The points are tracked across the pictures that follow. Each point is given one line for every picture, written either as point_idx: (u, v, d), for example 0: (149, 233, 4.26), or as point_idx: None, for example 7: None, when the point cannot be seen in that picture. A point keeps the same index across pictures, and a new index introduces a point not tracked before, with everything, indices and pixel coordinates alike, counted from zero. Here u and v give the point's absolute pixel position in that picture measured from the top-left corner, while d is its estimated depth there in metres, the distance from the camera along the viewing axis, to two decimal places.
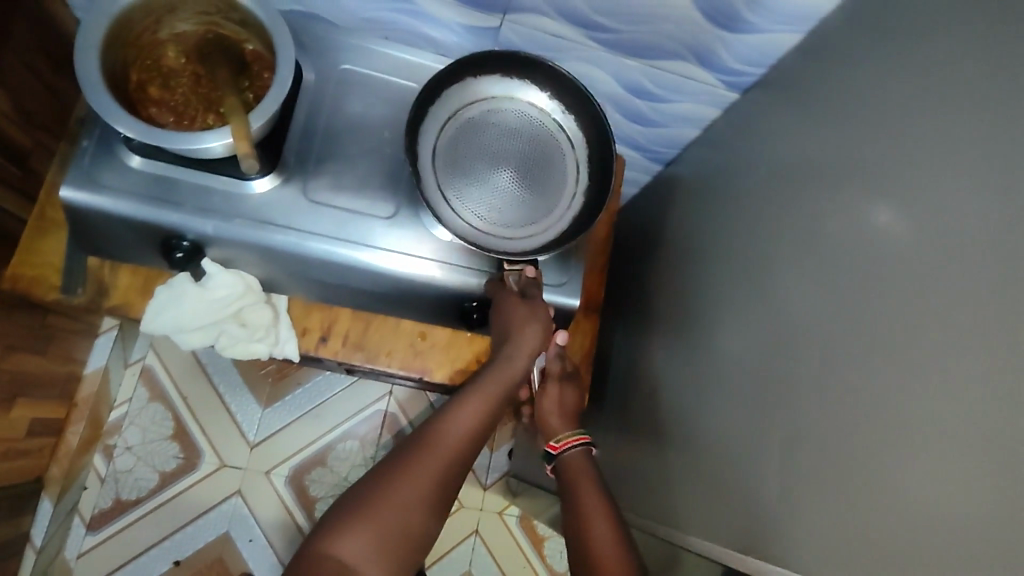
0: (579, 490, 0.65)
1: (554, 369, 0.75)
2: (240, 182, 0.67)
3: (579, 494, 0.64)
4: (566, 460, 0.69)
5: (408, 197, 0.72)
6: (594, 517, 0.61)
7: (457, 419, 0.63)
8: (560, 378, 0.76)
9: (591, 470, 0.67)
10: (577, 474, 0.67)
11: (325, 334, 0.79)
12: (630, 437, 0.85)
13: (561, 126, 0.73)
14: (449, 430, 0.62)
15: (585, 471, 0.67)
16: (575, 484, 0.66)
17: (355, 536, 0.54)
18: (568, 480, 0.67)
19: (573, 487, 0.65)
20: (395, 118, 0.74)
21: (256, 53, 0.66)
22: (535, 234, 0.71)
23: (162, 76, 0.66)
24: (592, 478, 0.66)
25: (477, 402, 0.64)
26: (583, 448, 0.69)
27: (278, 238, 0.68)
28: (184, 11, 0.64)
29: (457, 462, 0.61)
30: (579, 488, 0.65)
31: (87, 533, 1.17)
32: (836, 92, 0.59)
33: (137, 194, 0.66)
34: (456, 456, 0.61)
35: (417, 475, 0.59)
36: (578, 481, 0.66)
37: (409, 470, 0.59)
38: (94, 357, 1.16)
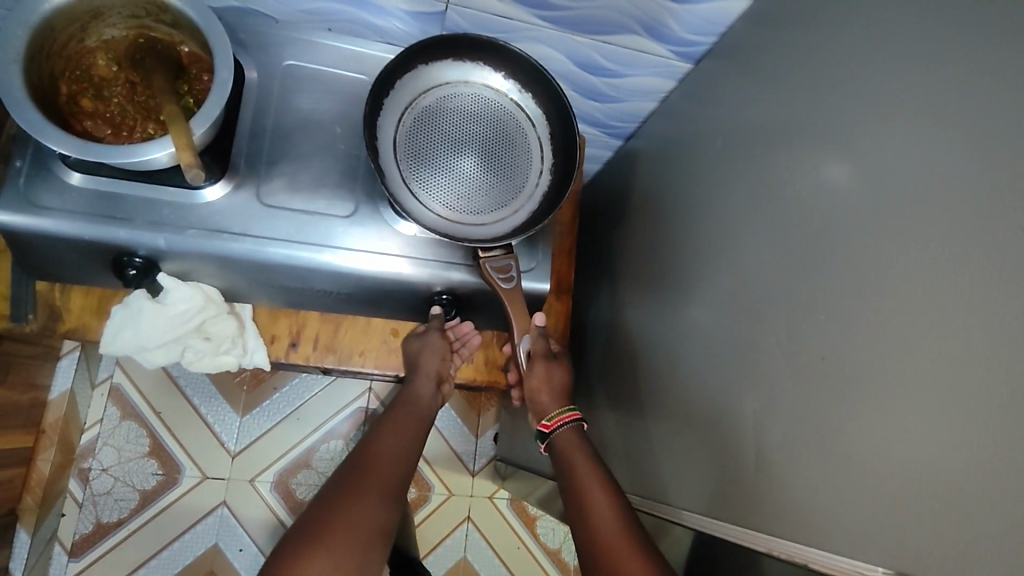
0: (572, 462, 0.65)
1: (539, 349, 0.73)
2: (189, 192, 0.65)
3: (572, 466, 0.65)
4: (558, 437, 0.69)
5: (367, 194, 0.70)
6: (589, 483, 0.62)
7: (385, 441, 0.66)
8: (545, 358, 0.73)
9: (584, 443, 0.68)
10: (569, 447, 0.67)
11: (295, 338, 0.78)
12: (610, 414, 0.86)
13: (519, 105, 0.72)
14: (380, 451, 0.65)
15: (577, 442, 0.68)
16: (569, 457, 0.66)
17: (309, 549, 0.53)
18: (561, 457, 0.67)
19: (567, 459, 0.66)
20: (346, 114, 0.72)
21: (192, 55, 0.64)
22: (506, 217, 0.70)
23: (94, 87, 0.63)
24: (584, 449, 0.67)
25: (401, 419, 0.69)
26: (574, 424, 0.70)
27: (235, 245, 0.66)
28: (111, 16, 0.61)
29: (396, 477, 0.63)
30: (571, 460, 0.66)
31: (70, 560, 1.15)
32: (789, 57, 0.59)
33: (81, 212, 0.63)
34: (393, 470, 0.63)
35: (359, 491, 0.59)
36: (571, 453, 0.66)
37: (353, 486, 0.59)
38: (58, 381, 1.13)
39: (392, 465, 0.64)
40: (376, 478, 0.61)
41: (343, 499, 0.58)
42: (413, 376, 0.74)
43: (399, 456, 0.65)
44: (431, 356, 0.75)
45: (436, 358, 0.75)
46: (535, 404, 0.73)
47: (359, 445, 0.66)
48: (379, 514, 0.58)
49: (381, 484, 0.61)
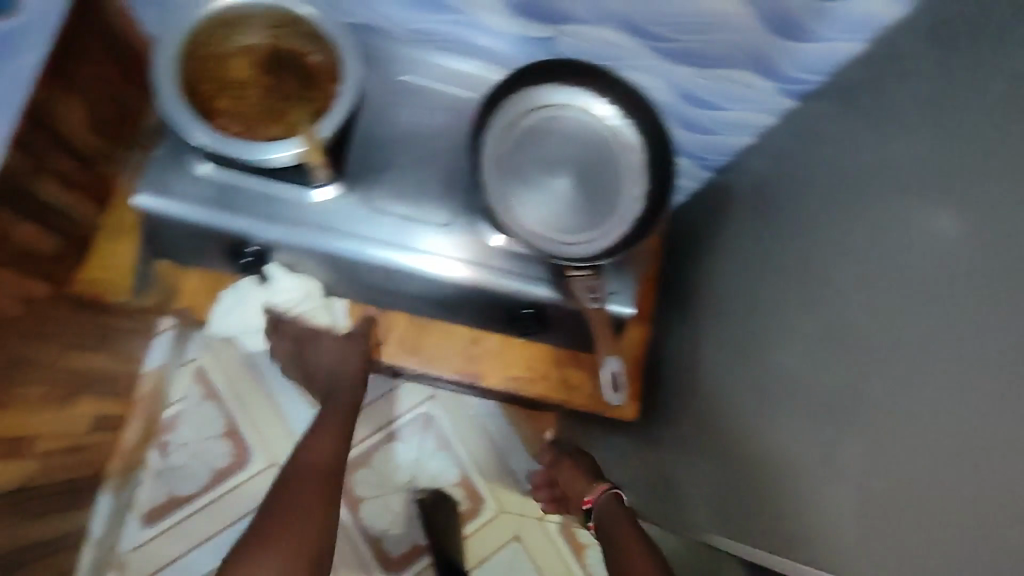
0: (618, 532, 0.76)
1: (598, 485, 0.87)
2: (303, 191, 0.69)
3: (615, 529, 0.77)
4: (598, 506, 0.84)
5: (464, 205, 0.73)
6: (627, 542, 0.73)
7: (320, 447, 0.71)
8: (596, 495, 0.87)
9: (626, 514, 0.80)
10: (612, 516, 0.80)
11: (383, 339, 0.81)
12: (701, 460, 0.85)
13: (619, 131, 0.72)
14: (314, 456, 0.70)
15: (617, 514, 0.80)
16: (611, 524, 0.78)
17: (271, 553, 0.59)
18: (605, 528, 0.79)
19: (610, 529, 0.78)
20: (452, 128, 0.75)
21: (321, 65, 0.68)
22: (595, 239, 0.70)
23: (232, 88, 0.68)
24: (624, 517, 0.78)
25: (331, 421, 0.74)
26: (612, 495, 0.84)
27: (341, 244, 0.70)
28: (254, 24, 0.66)
29: (332, 479, 0.68)
30: (617, 527, 0.77)
31: (142, 527, 1.22)
32: (889, 95, 0.57)
33: (208, 202, 0.68)
34: (333, 473, 0.69)
35: (300, 500, 0.64)
36: (616, 522, 0.78)
37: (296, 492, 0.65)
38: (153, 354, 1.20)
39: (332, 470, 0.69)
40: (314, 482, 0.66)
41: (293, 494, 0.65)
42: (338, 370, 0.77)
43: (333, 459, 0.70)
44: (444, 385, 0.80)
45: (358, 358, 0.79)
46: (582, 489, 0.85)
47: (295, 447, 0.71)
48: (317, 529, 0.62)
49: (320, 493, 0.66)
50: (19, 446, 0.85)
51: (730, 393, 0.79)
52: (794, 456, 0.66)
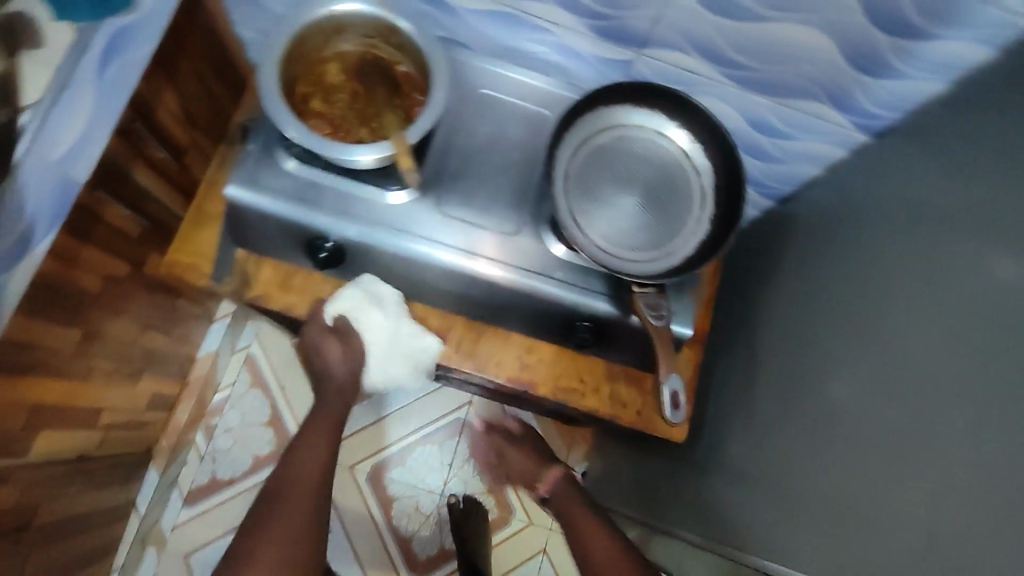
0: (576, 514, 0.83)
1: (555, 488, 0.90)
2: (380, 192, 0.73)
3: (573, 515, 0.83)
4: (552, 493, 0.89)
5: (532, 217, 0.75)
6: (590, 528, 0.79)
7: (310, 450, 0.77)
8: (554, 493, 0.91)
9: (576, 493, 0.87)
10: (563, 496, 0.87)
11: (441, 339, 0.81)
12: (717, 479, 0.86)
13: (688, 155, 0.74)
14: (303, 462, 0.76)
15: (570, 495, 0.87)
16: (565, 503, 0.86)
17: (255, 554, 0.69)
18: (563, 511, 0.85)
19: (568, 514, 0.84)
20: (524, 141, 0.78)
21: (407, 74, 0.71)
22: (660, 258, 0.72)
23: (323, 91, 0.71)
24: (569, 485, 0.89)
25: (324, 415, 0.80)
26: (562, 478, 0.90)
27: (413, 246, 0.73)
28: (350, 33, 0.70)
29: (321, 484, 0.75)
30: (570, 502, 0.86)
31: (183, 506, 1.26)
32: (972, 137, 0.57)
33: (292, 197, 0.71)
34: (319, 480, 0.75)
35: (293, 499, 0.73)
36: (568, 501, 0.86)
37: (287, 496, 0.73)
38: (209, 340, 1.26)
39: (318, 476, 0.75)
40: (304, 488, 0.74)
41: (283, 500, 0.73)
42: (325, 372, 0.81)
43: (319, 465, 0.76)
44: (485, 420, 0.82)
45: (341, 360, 0.81)
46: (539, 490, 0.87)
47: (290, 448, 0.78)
48: (305, 528, 0.71)
49: (305, 493, 0.74)
50: (80, 415, 0.88)
51: (769, 421, 0.79)
52: (834, 491, 0.65)
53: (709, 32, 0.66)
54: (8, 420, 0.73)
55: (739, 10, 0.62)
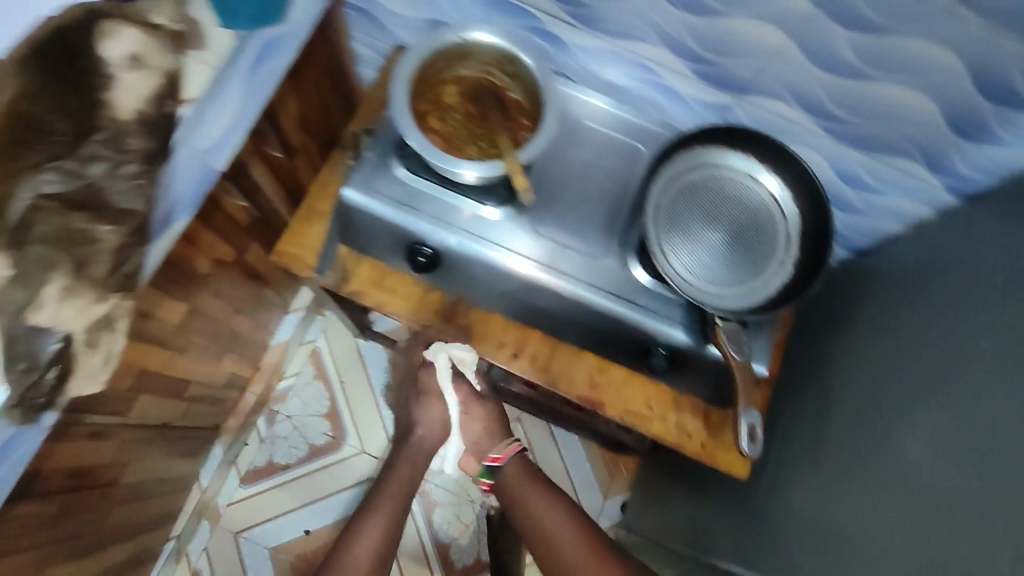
0: (529, 500, 0.82)
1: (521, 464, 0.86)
2: (479, 206, 0.78)
3: (525, 499, 0.82)
4: (506, 472, 0.86)
5: (619, 244, 0.79)
6: (545, 511, 0.81)
7: (368, 533, 0.77)
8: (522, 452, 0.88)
9: (528, 477, 0.85)
10: (519, 485, 0.84)
11: (517, 351, 0.85)
12: (764, 522, 0.87)
13: (776, 198, 0.76)
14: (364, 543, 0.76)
15: (525, 484, 0.84)
16: (521, 494, 0.83)
17: None
18: (513, 494, 0.83)
19: (519, 497, 0.83)
20: (618, 172, 0.82)
21: (517, 101, 0.77)
22: (742, 294, 0.74)
23: (439, 109, 0.77)
24: (526, 478, 0.85)
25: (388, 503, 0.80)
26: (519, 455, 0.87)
27: (506, 259, 0.77)
28: (470, 59, 0.76)
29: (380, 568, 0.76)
30: (526, 498, 0.82)
31: (239, 486, 1.31)
32: None
33: (400, 204, 0.77)
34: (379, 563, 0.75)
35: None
36: (523, 492, 0.83)
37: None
38: (283, 329, 1.34)
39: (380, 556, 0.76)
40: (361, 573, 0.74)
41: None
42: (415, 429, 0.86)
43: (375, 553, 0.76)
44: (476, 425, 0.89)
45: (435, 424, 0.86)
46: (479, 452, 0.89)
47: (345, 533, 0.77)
48: None
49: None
50: (174, 385, 0.95)
51: (832, 468, 0.79)
52: (890, 541, 0.65)
53: (812, 84, 0.70)
54: (122, 380, 0.80)
55: (846, 67, 0.66)
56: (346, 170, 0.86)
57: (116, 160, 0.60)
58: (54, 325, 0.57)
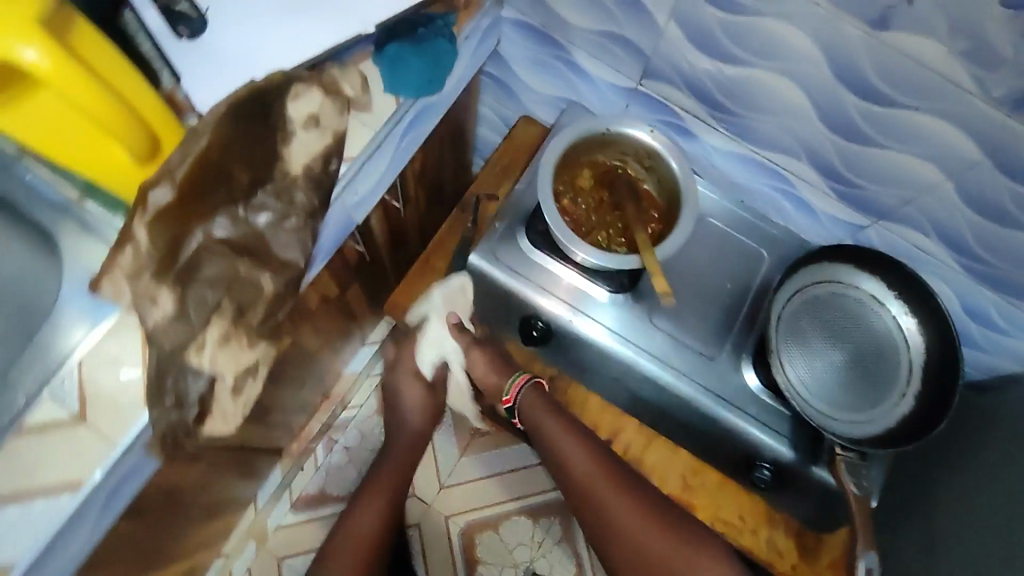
0: (548, 433, 0.80)
1: (534, 397, 0.82)
2: (599, 291, 0.78)
3: (543, 425, 0.80)
4: (520, 402, 0.82)
5: (732, 347, 0.79)
6: (566, 444, 0.79)
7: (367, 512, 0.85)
8: (536, 389, 0.82)
9: (545, 404, 0.81)
10: (535, 413, 0.81)
11: (612, 438, 0.85)
12: None
13: (901, 326, 0.74)
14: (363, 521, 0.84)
15: (540, 410, 0.81)
16: (537, 416, 0.80)
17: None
18: (530, 417, 0.81)
19: (538, 423, 0.80)
20: (738, 273, 0.82)
21: (648, 192, 0.78)
22: (859, 420, 0.73)
23: (573, 191, 0.78)
24: (545, 405, 0.81)
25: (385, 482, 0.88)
26: (532, 386, 0.82)
27: (620, 348, 0.77)
28: (609, 147, 0.78)
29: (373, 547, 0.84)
30: (542, 421, 0.80)
31: (289, 510, 1.32)
32: None
33: (525, 276, 0.79)
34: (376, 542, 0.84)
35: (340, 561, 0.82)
36: (539, 415, 0.80)
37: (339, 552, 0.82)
38: (355, 361, 1.36)
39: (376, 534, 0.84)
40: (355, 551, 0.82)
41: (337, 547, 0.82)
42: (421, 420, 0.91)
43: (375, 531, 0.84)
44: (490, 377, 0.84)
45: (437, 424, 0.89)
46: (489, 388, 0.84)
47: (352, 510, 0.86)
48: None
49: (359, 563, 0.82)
50: (261, 412, 0.97)
51: None
52: None
53: (960, 223, 0.69)
54: None
55: (1001, 213, 0.65)
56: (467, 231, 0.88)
57: (281, 212, 0.63)
58: (210, 368, 0.61)
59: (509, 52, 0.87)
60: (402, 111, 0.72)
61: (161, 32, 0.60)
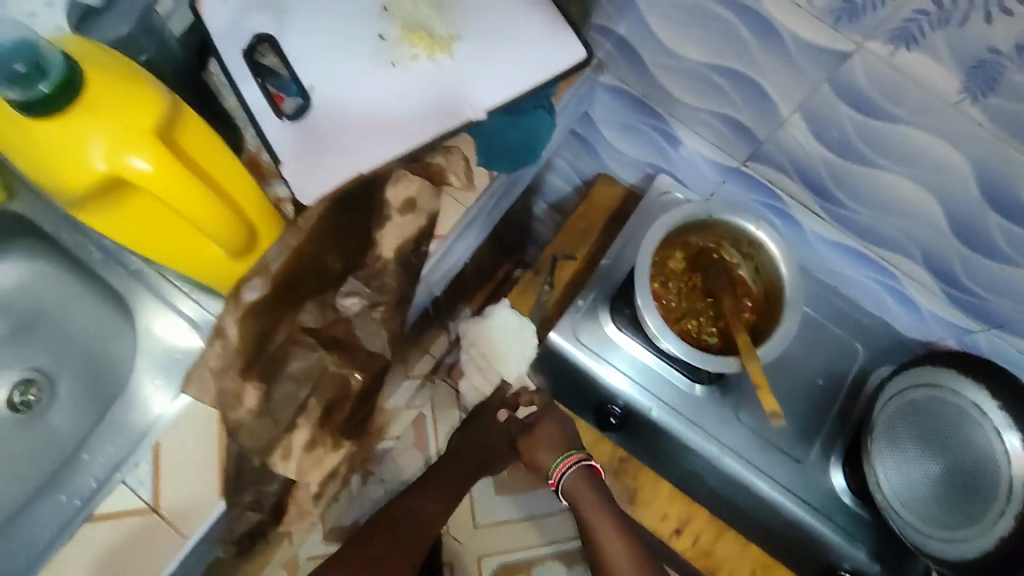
0: (593, 519, 0.72)
1: (581, 477, 0.73)
2: (685, 380, 0.75)
3: (587, 511, 0.72)
4: (565, 484, 0.73)
5: (821, 449, 0.76)
6: (609, 535, 0.72)
7: None
8: (587, 469, 0.73)
9: (595, 487, 0.73)
10: (582, 493, 0.73)
11: (681, 525, 0.78)
12: None
13: (1004, 441, 0.63)
14: None
15: (588, 492, 0.73)
16: (584, 499, 0.73)
17: None
18: (575, 500, 0.73)
19: (583, 507, 0.72)
20: (831, 369, 0.78)
21: (743, 277, 0.74)
22: (956, 540, 0.66)
23: (664, 274, 0.74)
24: (594, 489, 0.73)
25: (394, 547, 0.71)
26: (584, 466, 0.73)
27: (705, 444, 0.74)
28: (705, 230, 0.73)
29: None
30: (587, 505, 0.72)
31: None
32: None
33: (608, 361, 0.75)
34: None
35: None
36: (585, 497, 0.73)
37: None
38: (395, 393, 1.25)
39: None
40: None
41: None
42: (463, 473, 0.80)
43: None
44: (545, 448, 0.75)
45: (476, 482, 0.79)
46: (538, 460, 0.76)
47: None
48: None
49: None
50: None
51: None
52: None
53: None
54: None
55: None
56: (545, 302, 0.84)
57: (372, 298, 0.60)
58: (292, 474, 0.59)
59: (600, 114, 0.82)
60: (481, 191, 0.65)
61: (264, 116, 0.58)
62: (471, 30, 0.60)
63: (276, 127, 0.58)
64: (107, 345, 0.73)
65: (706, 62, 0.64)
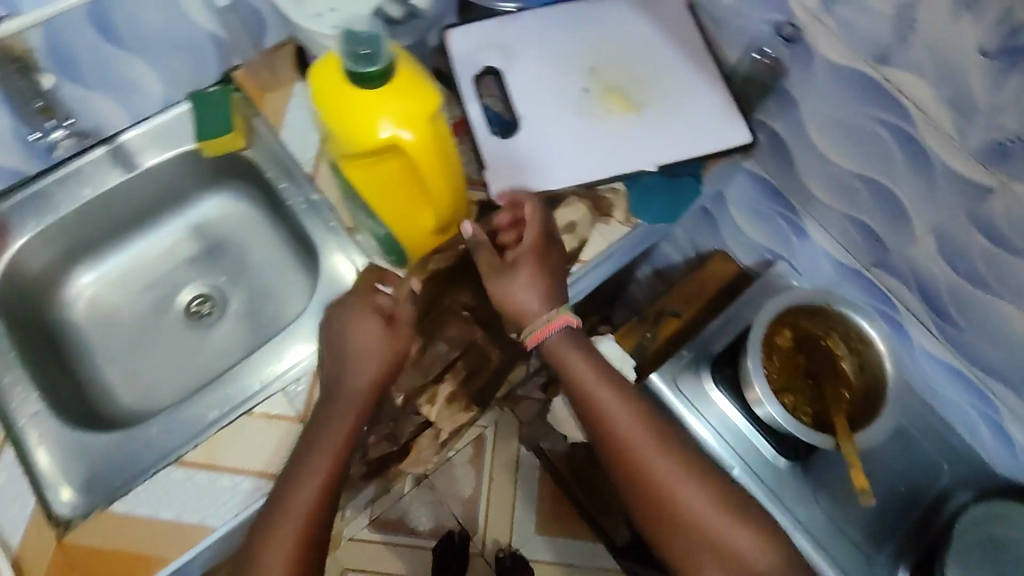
0: (580, 380, 0.64)
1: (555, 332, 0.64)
2: (771, 451, 0.81)
3: (572, 372, 0.65)
4: (545, 346, 0.65)
5: (893, 554, 0.79)
6: (604, 396, 0.65)
7: (309, 473, 0.59)
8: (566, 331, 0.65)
9: (574, 340, 0.65)
10: (559, 353, 0.65)
11: None
12: None
13: None
14: (298, 485, 0.59)
15: (567, 350, 0.65)
16: (563, 361, 0.65)
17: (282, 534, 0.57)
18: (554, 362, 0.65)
19: (564, 369, 0.65)
20: (915, 480, 0.81)
21: (845, 369, 0.79)
22: None
23: (772, 347, 0.80)
24: (574, 347, 0.65)
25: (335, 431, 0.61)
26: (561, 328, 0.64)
27: (778, 514, 0.80)
28: (818, 317, 0.80)
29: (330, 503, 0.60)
30: (569, 366, 0.65)
31: None
32: None
33: (704, 416, 0.83)
34: (324, 503, 0.59)
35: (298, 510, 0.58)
36: (564, 360, 0.65)
37: (290, 504, 0.58)
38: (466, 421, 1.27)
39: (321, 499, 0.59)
40: (299, 519, 0.58)
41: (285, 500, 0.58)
42: (358, 358, 0.62)
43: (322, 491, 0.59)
44: (524, 292, 0.63)
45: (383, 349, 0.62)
46: (513, 307, 0.63)
47: (287, 469, 0.60)
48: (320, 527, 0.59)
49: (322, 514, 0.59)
50: None
51: None
52: None
53: None
54: None
55: None
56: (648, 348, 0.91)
57: None
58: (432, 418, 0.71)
59: (735, 198, 0.91)
60: (637, 231, 0.74)
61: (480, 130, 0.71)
62: (659, 100, 0.73)
63: (487, 141, 0.71)
64: (279, 287, 0.86)
65: (853, 170, 0.73)
